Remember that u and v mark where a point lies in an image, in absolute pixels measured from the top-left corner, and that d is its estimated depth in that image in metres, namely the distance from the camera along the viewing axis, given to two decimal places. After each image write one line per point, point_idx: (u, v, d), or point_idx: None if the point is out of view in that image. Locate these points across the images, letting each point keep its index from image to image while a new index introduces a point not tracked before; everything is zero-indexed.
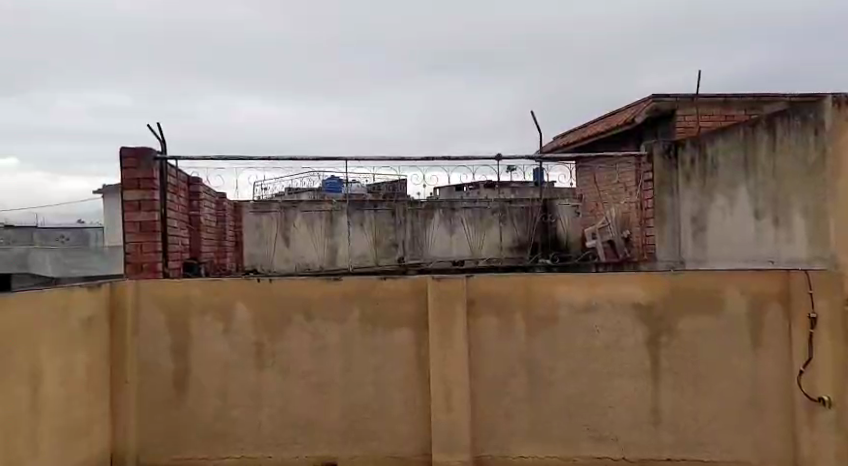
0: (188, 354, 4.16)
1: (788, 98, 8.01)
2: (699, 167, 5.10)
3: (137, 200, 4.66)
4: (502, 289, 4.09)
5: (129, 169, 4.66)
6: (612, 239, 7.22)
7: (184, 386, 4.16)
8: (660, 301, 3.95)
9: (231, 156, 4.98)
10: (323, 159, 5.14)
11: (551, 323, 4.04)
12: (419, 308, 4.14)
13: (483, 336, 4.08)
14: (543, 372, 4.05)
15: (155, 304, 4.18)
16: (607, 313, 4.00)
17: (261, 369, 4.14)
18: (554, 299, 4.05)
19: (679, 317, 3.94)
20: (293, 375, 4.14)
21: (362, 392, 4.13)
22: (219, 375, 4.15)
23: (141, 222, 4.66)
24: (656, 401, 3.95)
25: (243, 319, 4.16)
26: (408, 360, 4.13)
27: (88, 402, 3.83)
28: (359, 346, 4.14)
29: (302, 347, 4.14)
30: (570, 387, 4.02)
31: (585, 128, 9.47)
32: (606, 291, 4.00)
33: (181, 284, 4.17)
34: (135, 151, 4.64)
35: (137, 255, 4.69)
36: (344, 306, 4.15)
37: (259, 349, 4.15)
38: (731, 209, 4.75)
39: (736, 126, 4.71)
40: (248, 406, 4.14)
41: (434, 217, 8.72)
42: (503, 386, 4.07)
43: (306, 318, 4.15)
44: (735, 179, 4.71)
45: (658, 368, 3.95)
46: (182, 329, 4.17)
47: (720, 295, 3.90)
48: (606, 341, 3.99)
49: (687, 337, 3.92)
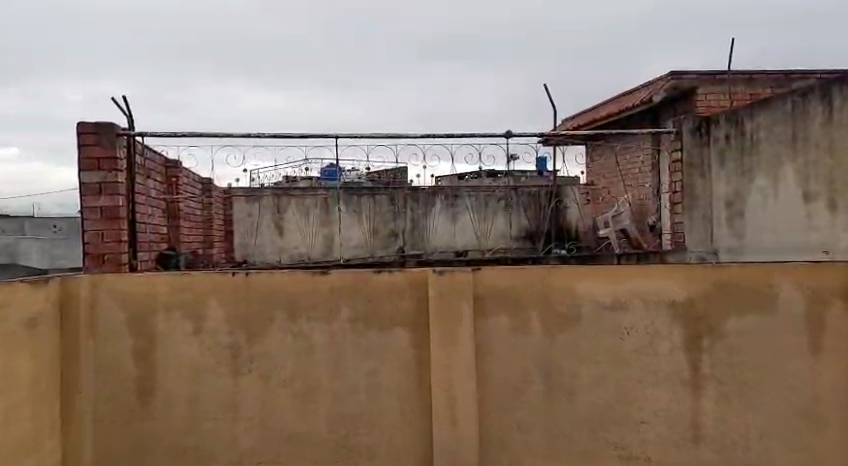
0: (154, 359, 3.60)
1: (819, 73, 7.50)
2: (736, 145, 4.53)
3: (98, 182, 4.08)
4: (516, 282, 3.54)
5: (91, 146, 4.07)
6: (625, 229, 6.65)
7: (149, 395, 3.60)
8: (701, 298, 3.38)
9: (206, 134, 4.37)
10: (312, 136, 4.44)
11: (572, 323, 3.48)
12: (419, 305, 3.57)
13: (494, 337, 3.53)
14: (563, 381, 3.49)
15: (115, 302, 3.61)
16: (638, 311, 3.43)
17: (238, 376, 3.59)
18: (576, 295, 3.49)
19: (725, 319, 3.36)
20: (275, 382, 3.58)
21: (354, 403, 3.57)
22: (190, 383, 3.59)
23: (103, 208, 4.08)
24: (695, 414, 3.39)
25: (217, 319, 3.60)
26: (407, 365, 3.57)
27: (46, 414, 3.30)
28: (351, 350, 3.58)
29: (286, 351, 3.59)
30: (594, 397, 3.46)
31: (599, 110, 8.99)
32: (639, 285, 3.43)
33: (144, 279, 3.60)
34: (94, 126, 4.06)
35: (97, 245, 4.09)
36: (333, 304, 3.58)
37: (235, 353, 3.59)
38: (776, 191, 4.24)
39: (779, 96, 4.20)
40: (223, 418, 3.59)
41: (435, 205, 8.79)
42: (515, 396, 3.52)
43: (290, 318, 3.59)
44: (780, 156, 4.20)
45: (698, 377, 3.39)
46: (147, 328, 3.61)
47: (772, 291, 3.32)
48: (636, 346, 3.43)
49: (733, 340, 3.36)
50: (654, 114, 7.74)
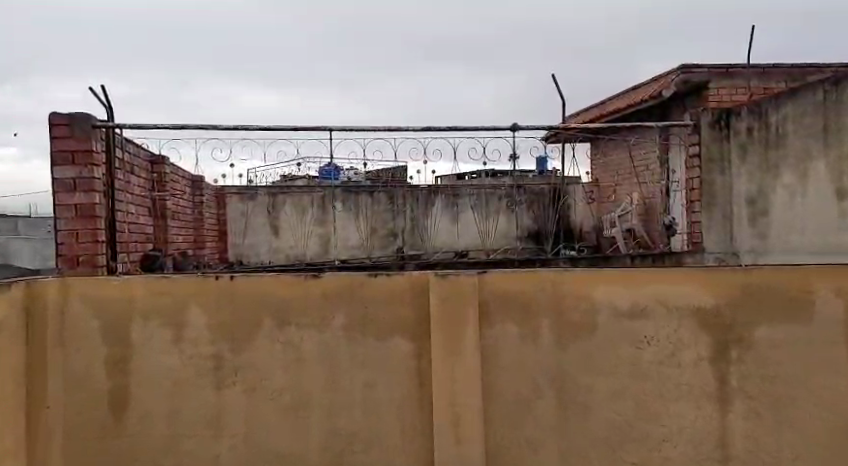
0: (130, 371, 3.29)
1: (838, 65, 7.20)
2: (759, 140, 4.43)
3: (71, 178, 3.76)
4: (525, 287, 3.24)
5: (62, 139, 3.75)
6: (633, 228, 6.44)
7: (124, 409, 3.29)
8: (729, 304, 3.09)
9: (190, 126, 4.06)
10: (304, 128, 4.13)
11: (587, 332, 3.18)
12: (419, 311, 3.27)
13: (502, 347, 3.23)
14: (576, 395, 3.19)
15: (87, 309, 3.29)
16: (659, 319, 3.13)
17: (221, 388, 3.28)
18: (590, 301, 3.19)
19: (755, 326, 3.07)
20: (262, 397, 3.28)
21: (349, 419, 3.26)
22: (168, 397, 3.29)
23: (77, 206, 3.76)
24: (723, 433, 3.10)
25: (199, 326, 3.29)
26: (405, 377, 3.27)
27: (20, 432, 2.98)
28: (345, 360, 3.27)
29: (274, 362, 3.28)
30: (610, 413, 3.16)
31: (607, 104, 8.73)
32: (661, 290, 3.14)
33: (118, 283, 3.29)
34: (67, 117, 3.74)
35: (72, 246, 3.78)
36: (326, 310, 3.28)
37: (218, 365, 3.29)
38: (803, 189, 4.19)
39: (809, 87, 4.15)
40: (205, 436, 3.29)
41: (436, 204, 8.62)
42: (524, 413, 3.22)
43: (278, 325, 3.29)
44: (808, 151, 4.17)
45: (726, 391, 3.09)
46: (121, 336, 3.30)
47: (811, 297, 3.02)
48: (657, 357, 3.13)
49: (764, 350, 3.06)
50: (663, 109, 7.48)
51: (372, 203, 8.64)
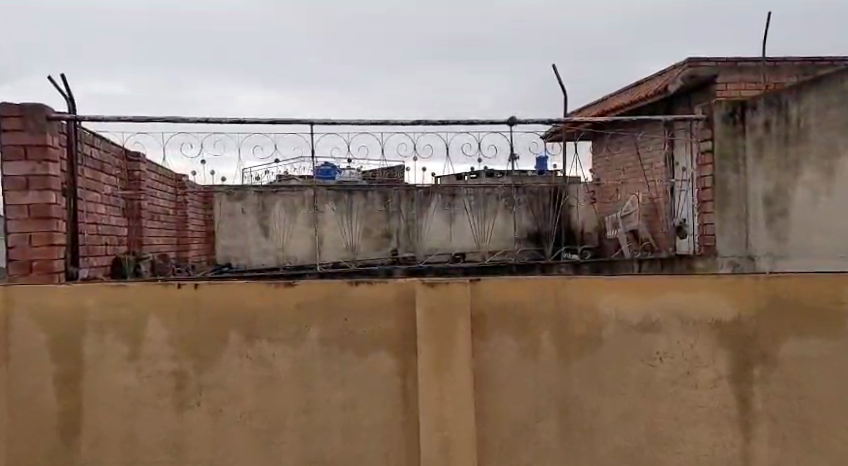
0: (83, 390, 2.95)
1: None
2: (777, 134, 4.19)
3: (25, 176, 3.41)
4: (521, 295, 2.89)
5: (14, 132, 3.42)
6: (636, 228, 6.19)
7: (77, 432, 2.95)
8: (750, 315, 2.75)
9: (157, 118, 3.70)
10: (282, 121, 3.78)
11: (591, 343, 2.85)
12: (404, 323, 2.93)
13: (496, 361, 2.89)
14: (579, 415, 2.85)
15: (33, 322, 2.95)
16: (673, 332, 2.80)
17: (183, 410, 2.94)
18: (593, 310, 2.85)
19: (779, 341, 2.74)
20: (229, 418, 2.94)
21: (327, 444, 2.93)
22: (125, 420, 2.95)
23: (30, 206, 3.39)
24: (745, 461, 2.76)
25: (160, 340, 2.95)
26: (389, 396, 2.93)
27: None
28: (322, 378, 2.93)
29: (243, 380, 2.94)
30: (618, 437, 2.83)
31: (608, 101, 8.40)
32: (673, 299, 2.80)
33: (70, 292, 2.95)
34: (19, 108, 3.40)
35: (24, 250, 3.39)
36: (301, 321, 2.94)
37: (180, 383, 2.95)
38: (828, 187, 3.96)
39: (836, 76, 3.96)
40: (166, 462, 2.95)
41: (432, 205, 8.38)
42: (522, 436, 2.88)
43: (249, 338, 2.95)
44: (835, 146, 3.95)
45: (747, 412, 2.76)
46: (73, 352, 2.95)
47: (842, 308, 2.68)
48: (670, 374, 2.80)
49: (790, 367, 2.73)
50: (667, 105, 7.14)
51: (366, 203, 8.39)
